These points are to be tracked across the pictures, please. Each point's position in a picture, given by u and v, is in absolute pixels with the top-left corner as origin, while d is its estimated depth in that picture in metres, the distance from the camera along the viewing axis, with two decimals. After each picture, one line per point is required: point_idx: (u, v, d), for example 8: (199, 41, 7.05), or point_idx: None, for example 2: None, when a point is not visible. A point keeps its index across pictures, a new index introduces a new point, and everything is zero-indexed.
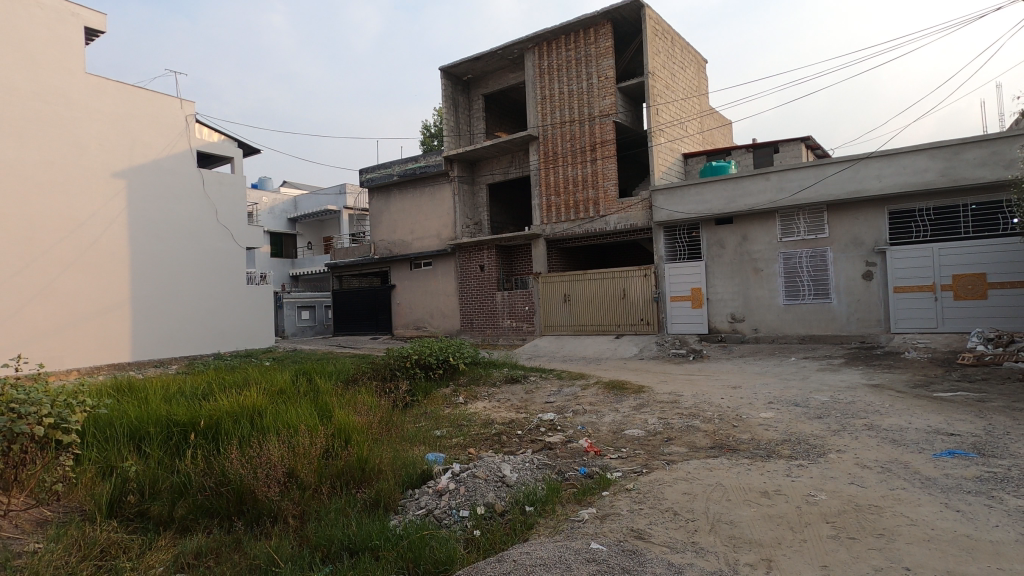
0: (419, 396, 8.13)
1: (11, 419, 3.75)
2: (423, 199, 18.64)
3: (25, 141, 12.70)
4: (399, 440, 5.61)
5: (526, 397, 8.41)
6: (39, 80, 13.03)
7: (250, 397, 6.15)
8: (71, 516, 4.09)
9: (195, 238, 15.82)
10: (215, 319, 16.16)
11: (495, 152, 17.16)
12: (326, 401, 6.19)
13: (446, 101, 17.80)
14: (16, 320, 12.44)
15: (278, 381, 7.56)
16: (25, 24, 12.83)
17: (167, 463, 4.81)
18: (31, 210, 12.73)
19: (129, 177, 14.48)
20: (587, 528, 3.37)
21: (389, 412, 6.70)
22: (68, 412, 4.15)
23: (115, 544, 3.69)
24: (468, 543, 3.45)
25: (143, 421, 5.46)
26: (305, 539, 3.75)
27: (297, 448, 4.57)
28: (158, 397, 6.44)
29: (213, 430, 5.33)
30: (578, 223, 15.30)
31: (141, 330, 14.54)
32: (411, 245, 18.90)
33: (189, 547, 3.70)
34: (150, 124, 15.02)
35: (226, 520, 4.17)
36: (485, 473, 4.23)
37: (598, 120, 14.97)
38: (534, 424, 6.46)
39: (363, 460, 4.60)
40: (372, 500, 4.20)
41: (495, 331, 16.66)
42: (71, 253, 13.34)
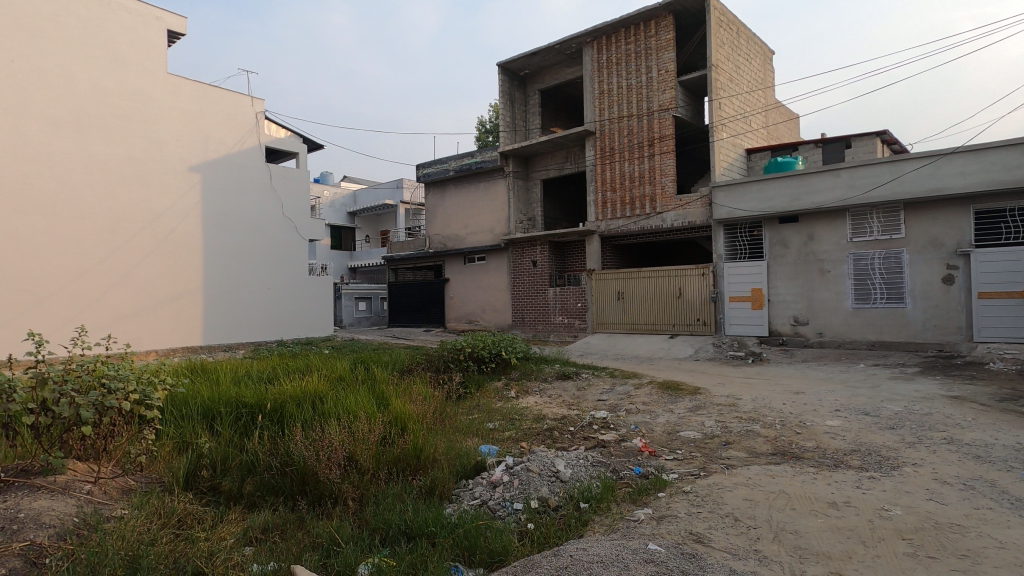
0: (471, 389, 8.23)
1: (102, 393, 4.13)
2: (477, 194, 18.82)
3: (112, 137, 13.69)
4: (452, 431, 5.69)
5: (577, 394, 8.36)
6: (126, 81, 13.99)
7: (312, 383, 6.41)
8: (151, 485, 4.39)
9: (262, 230, 16.58)
10: (278, 308, 16.87)
11: (550, 148, 17.08)
12: (384, 390, 6.37)
13: (503, 97, 17.87)
14: (102, 304, 13.42)
15: (337, 368, 7.85)
16: (114, 29, 13.82)
17: (237, 441, 5.08)
18: (117, 200, 13.70)
19: (203, 172, 15.34)
20: (644, 528, 3.31)
21: (443, 403, 6.81)
22: (151, 389, 4.53)
23: (190, 515, 3.92)
24: (522, 537, 3.46)
25: (215, 402, 5.78)
26: (365, 521, 3.86)
27: (356, 434, 4.70)
28: (227, 380, 6.82)
29: (278, 413, 5.57)
30: (633, 220, 15.05)
31: (211, 316, 15.37)
32: (465, 240, 19.11)
33: (257, 522, 3.89)
34: (224, 121, 15.87)
35: (290, 499, 4.36)
36: (539, 468, 4.25)
37: (656, 115, 14.65)
38: (586, 422, 6.41)
39: (419, 449, 4.69)
40: (427, 488, 4.30)
41: (546, 328, 16.64)
42: (151, 242, 14.27)
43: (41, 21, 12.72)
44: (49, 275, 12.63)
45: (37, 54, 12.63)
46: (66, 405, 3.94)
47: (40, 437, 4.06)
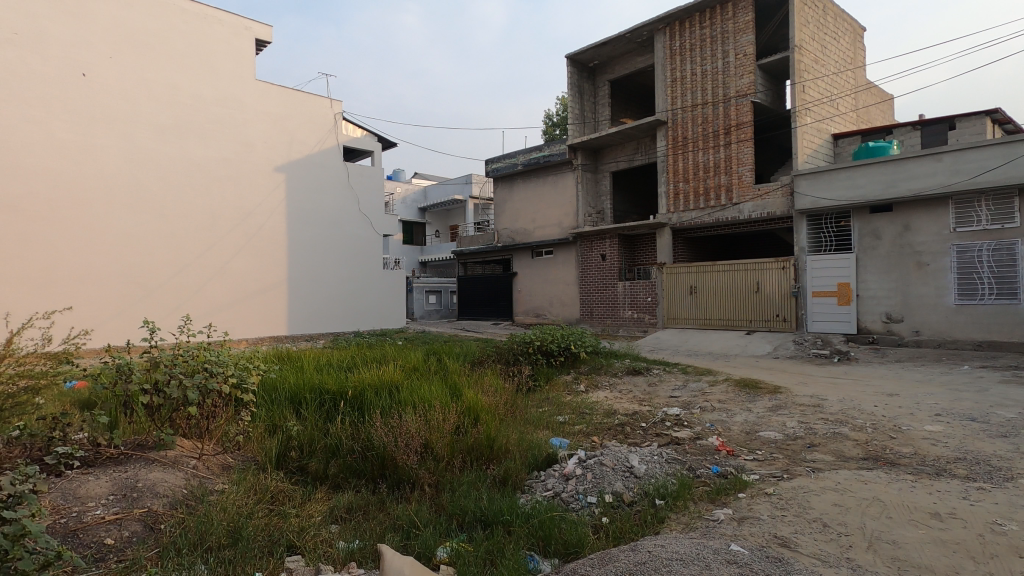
0: (541, 381, 8.27)
1: (206, 376, 4.62)
2: (546, 188, 18.80)
3: (207, 141, 14.78)
4: (523, 423, 5.75)
5: (648, 389, 8.19)
6: (219, 88, 15.06)
7: (389, 372, 6.68)
8: (247, 462, 4.72)
9: (341, 226, 17.39)
10: (355, 301, 17.64)
11: (620, 139, 16.76)
12: (456, 381, 6.55)
13: (572, 89, 17.71)
14: (201, 296, 14.53)
15: (412, 358, 8.12)
16: (208, 40, 14.89)
17: (321, 424, 5.37)
18: (212, 199, 14.79)
19: (287, 172, 16.28)
20: (724, 529, 3.22)
21: (513, 394, 6.90)
22: (246, 373, 4.98)
23: (282, 492, 4.18)
24: (596, 530, 3.45)
25: (301, 388, 6.14)
26: (441, 507, 3.99)
27: (432, 422, 4.85)
28: (311, 367, 7.23)
29: (358, 400, 5.86)
30: (707, 211, 14.52)
31: (295, 307, 16.32)
32: (533, 233, 19.17)
33: (342, 502, 4.10)
34: (306, 123, 16.75)
35: (371, 481, 4.57)
36: (612, 462, 4.24)
37: (733, 101, 14.02)
38: (659, 418, 6.29)
39: (492, 439, 4.79)
40: (501, 477, 4.38)
41: (616, 322, 16.43)
42: (242, 238, 15.31)
43: (147, 35, 13.89)
44: (156, 269, 13.83)
45: (143, 67, 13.82)
46: (175, 386, 4.44)
47: (154, 415, 4.56)
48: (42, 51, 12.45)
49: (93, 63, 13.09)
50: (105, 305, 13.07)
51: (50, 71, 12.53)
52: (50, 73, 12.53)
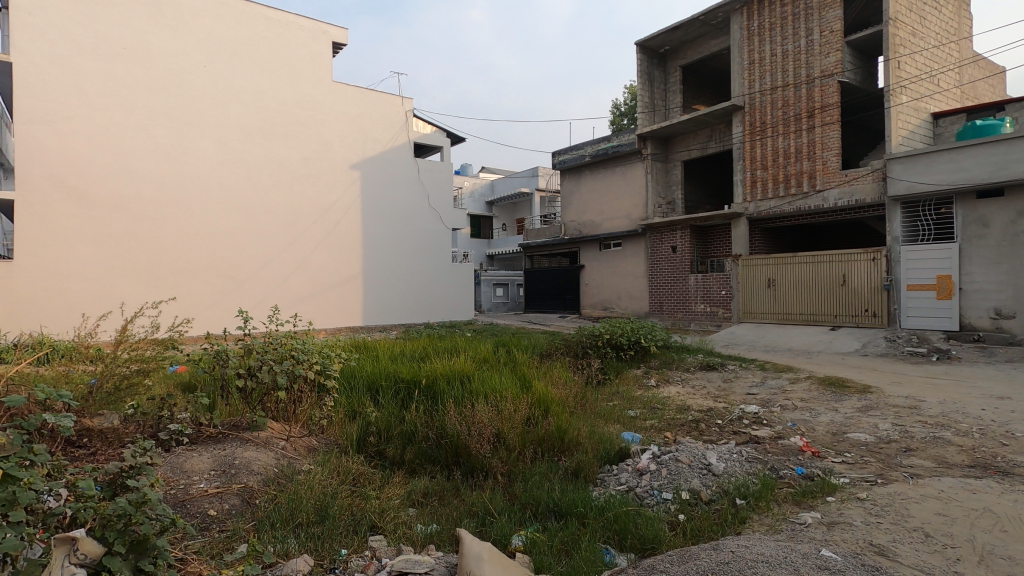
0: (611, 375, 8.14)
1: (293, 363, 4.98)
2: (614, 179, 18.48)
3: (290, 142, 15.63)
4: (593, 416, 5.71)
5: (723, 386, 7.91)
6: (300, 90, 15.87)
7: (460, 363, 6.80)
8: (330, 445, 4.93)
9: (411, 220, 17.89)
10: (425, 293, 18.11)
11: (692, 127, 16.17)
12: (526, 372, 6.57)
13: (642, 77, 17.28)
14: (284, 288, 15.39)
15: (482, 350, 8.23)
16: (290, 46, 15.72)
17: (397, 411, 5.55)
18: (294, 197, 15.63)
19: (362, 169, 16.93)
20: (812, 533, 3.06)
21: (583, 387, 6.86)
22: (329, 361, 5.32)
23: (363, 474, 4.35)
24: (673, 527, 3.38)
25: (378, 376, 6.39)
26: (515, 496, 4.03)
27: (504, 412, 4.90)
28: (386, 357, 7.50)
29: (432, 389, 6.03)
30: (788, 200, 13.77)
31: (370, 299, 16.97)
32: (600, 226, 18.92)
33: (419, 487, 4.23)
34: (379, 121, 17.35)
35: (445, 468, 4.67)
36: (689, 459, 4.15)
37: (818, 82, 13.17)
38: (736, 415, 6.05)
39: (563, 431, 4.79)
40: (573, 469, 4.37)
41: (687, 316, 15.96)
42: (321, 233, 16.08)
43: (236, 44, 14.86)
44: (246, 263, 14.82)
45: (232, 74, 14.80)
46: (267, 371, 4.82)
47: (247, 398, 4.93)
48: (146, 63, 13.58)
49: (189, 73, 14.16)
50: (203, 296, 14.17)
51: (152, 81, 13.65)
52: (152, 83, 13.64)
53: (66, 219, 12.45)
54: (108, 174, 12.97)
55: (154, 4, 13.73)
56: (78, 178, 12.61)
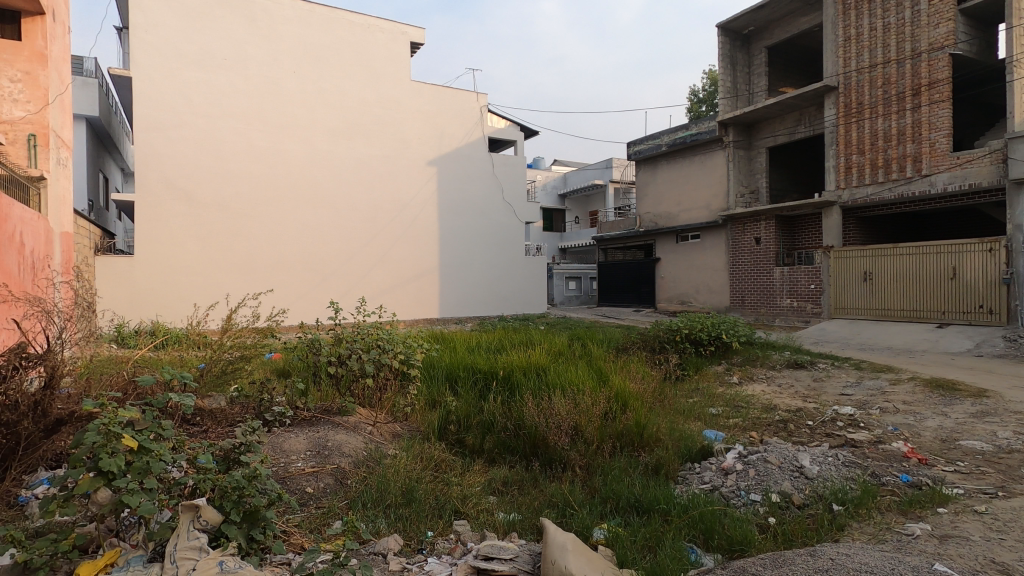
0: (690, 371, 7.89)
1: (381, 352, 5.36)
2: (693, 168, 17.83)
3: (371, 140, 16.30)
4: (673, 412, 5.57)
5: (813, 385, 7.46)
6: (381, 91, 16.49)
7: (536, 355, 6.84)
8: (413, 432, 5.09)
9: (485, 214, 18.15)
10: (499, 286, 18.35)
11: (779, 111, 15.26)
12: (602, 366, 6.50)
13: (723, 60, 16.53)
14: (367, 281, 16.09)
15: (557, 343, 8.22)
16: (371, 48, 16.36)
17: (476, 401, 5.66)
18: (375, 193, 16.29)
19: (439, 165, 17.36)
20: (922, 545, 2.83)
21: (661, 383, 6.69)
22: (412, 352, 5.62)
23: (444, 461, 4.47)
24: (762, 530, 3.25)
25: (456, 366, 6.55)
26: (594, 490, 4.01)
27: (582, 406, 4.87)
28: (464, 348, 7.67)
29: (509, 380, 6.11)
30: (888, 186, 12.72)
31: (446, 292, 17.41)
32: (678, 217, 18.34)
33: (499, 476, 4.29)
34: (455, 118, 17.70)
35: (523, 459, 4.71)
36: (779, 460, 3.99)
37: (925, 57, 12.05)
38: (829, 417, 5.70)
39: (642, 426, 4.71)
40: (654, 466, 4.30)
41: (771, 311, 15.20)
42: (400, 228, 16.66)
43: (322, 50, 15.67)
44: (332, 256, 15.64)
45: (319, 78, 15.62)
46: (356, 360, 5.23)
47: (337, 384, 5.28)
48: (243, 72, 14.62)
49: (281, 78, 15.10)
50: (296, 288, 15.11)
51: (249, 88, 14.67)
52: (248, 90, 14.66)
53: (176, 218, 13.66)
54: (211, 175, 14.10)
55: (250, 16, 14.74)
56: (186, 181, 13.79)
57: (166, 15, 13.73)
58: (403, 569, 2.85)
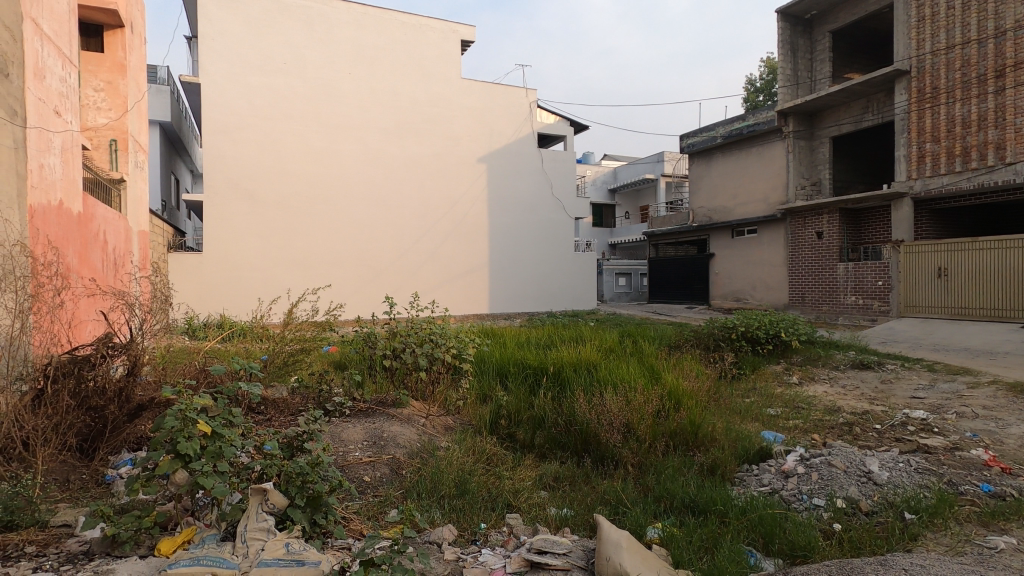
0: (746, 370, 7.63)
1: (434, 347, 5.48)
2: (750, 160, 17.21)
3: (422, 139, 16.58)
4: (728, 412, 5.41)
5: (880, 387, 7.08)
6: (432, 89, 16.73)
7: (587, 352, 6.78)
8: (465, 425, 5.16)
9: (534, 210, 18.15)
10: (548, 282, 18.32)
11: (844, 99, 14.51)
12: (655, 364, 6.38)
13: (783, 47, 15.86)
14: (418, 277, 16.39)
15: (608, 340, 8.13)
16: (422, 47, 16.61)
17: (527, 396, 5.67)
18: (426, 190, 16.57)
19: (488, 162, 17.47)
20: (1007, 559, 2.65)
21: (716, 381, 6.51)
22: (464, 346, 5.71)
23: (496, 455, 4.51)
24: (826, 536, 3.12)
25: (506, 361, 6.58)
26: (647, 488, 3.95)
27: (634, 403, 4.79)
28: (513, 344, 7.69)
29: (559, 376, 6.10)
30: (966, 176, 11.89)
31: (496, 288, 17.52)
32: (733, 211, 17.76)
33: (550, 471, 4.29)
34: (504, 114, 17.77)
35: (574, 455, 4.69)
36: (845, 465, 3.83)
37: (1009, 36, 11.23)
38: (898, 420, 5.39)
39: (696, 426, 4.60)
40: (709, 466, 4.20)
41: (834, 309, 14.55)
42: (451, 224, 16.88)
43: (375, 51, 16.05)
44: (385, 253, 16.02)
45: (373, 79, 16.02)
46: (410, 353, 5.39)
47: (391, 376, 5.44)
48: (301, 76, 15.17)
49: (337, 81, 15.58)
50: (352, 284, 15.58)
51: (306, 91, 15.21)
52: (306, 92, 15.20)
53: (240, 217, 14.34)
54: (272, 176, 14.72)
55: (308, 21, 15.28)
56: (249, 181, 14.45)
57: (231, 23, 14.42)
58: (458, 559, 2.90)
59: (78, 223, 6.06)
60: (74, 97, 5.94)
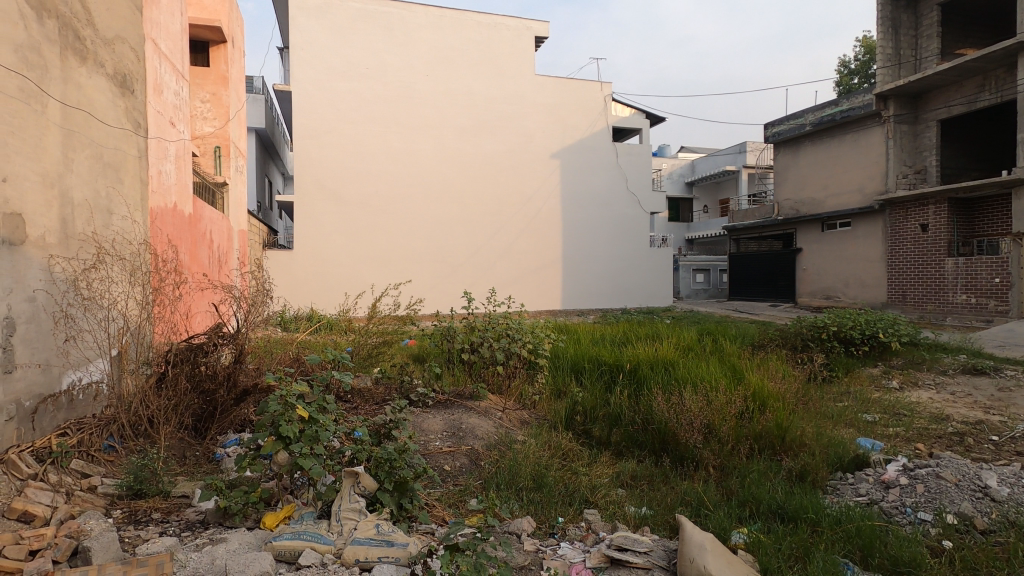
0: (839, 372, 7.13)
1: (511, 342, 5.61)
2: (843, 148, 16.05)
3: (497, 136, 16.80)
4: (818, 416, 5.12)
5: (997, 395, 6.40)
6: (506, 87, 16.89)
7: (664, 350, 6.61)
8: (541, 420, 5.18)
9: (608, 205, 17.91)
10: (623, 278, 18.02)
11: (955, 78, 13.18)
12: (738, 364, 6.11)
13: (882, 24, 14.65)
14: (493, 272, 16.64)
15: (686, 338, 7.88)
16: (497, 46, 16.80)
17: (602, 393, 5.61)
18: (500, 186, 16.78)
19: (562, 157, 17.42)
20: None
21: (805, 384, 6.14)
22: (540, 342, 5.76)
23: (572, 450, 4.51)
24: (934, 553, 2.88)
25: (581, 358, 6.55)
26: (731, 492, 3.81)
27: (716, 403, 4.61)
28: (588, 341, 7.63)
29: (636, 374, 5.99)
30: None
31: (569, 284, 17.46)
32: (823, 203, 16.66)
33: (627, 469, 4.23)
34: (578, 109, 17.63)
35: (652, 454, 4.59)
36: (956, 478, 3.53)
37: None
38: (1019, 432, 4.86)
39: (784, 429, 4.39)
40: (798, 472, 3.99)
41: (941, 309, 13.32)
42: (525, 221, 17.00)
43: (451, 51, 16.42)
44: (461, 249, 16.39)
45: (449, 79, 16.40)
46: (487, 348, 5.53)
47: (469, 370, 5.60)
48: (382, 80, 15.80)
49: (415, 82, 16.09)
50: (430, 279, 16.08)
51: (387, 94, 15.82)
52: (386, 95, 15.82)
53: (327, 216, 15.16)
54: (355, 176, 15.44)
55: (389, 26, 15.87)
56: (334, 182, 15.24)
57: (319, 32, 15.23)
58: (537, 551, 2.94)
59: (189, 223, 6.65)
60: (186, 108, 6.52)
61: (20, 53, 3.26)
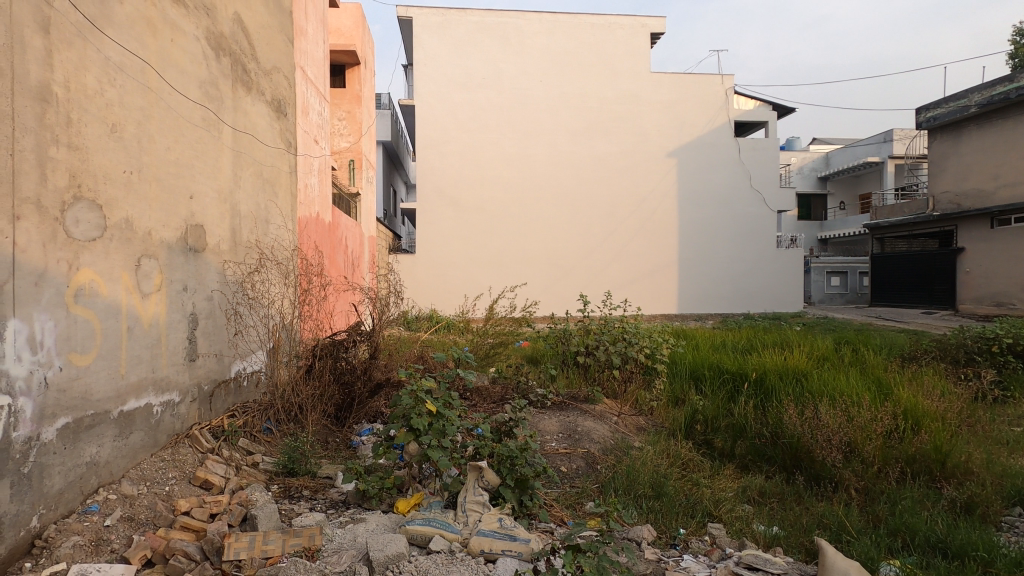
0: (1015, 393, 6.11)
1: (627, 346, 5.57)
2: (1020, 131, 13.82)
3: (610, 137, 16.60)
4: (989, 441, 4.44)
5: None
6: (620, 86, 16.64)
7: (795, 359, 6.12)
8: (658, 427, 5.01)
9: (730, 204, 16.93)
10: (745, 281, 16.94)
11: None
12: (884, 377, 5.48)
13: None
14: (605, 275, 16.44)
15: (820, 347, 7.22)
16: (610, 45, 16.60)
17: (725, 402, 5.31)
18: (613, 188, 16.55)
19: (679, 156, 16.78)
20: None
21: (970, 404, 5.34)
22: (658, 347, 5.63)
23: (692, 460, 4.32)
24: None
25: (699, 365, 6.25)
26: (878, 518, 3.44)
27: (858, 420, 4.18)
28: (708, 347, 7.27)
29: (762, 384, 5.60)
30: None
31: (686, 288, 16.75)
32: (993, 196, 14.46)
33: (754, 484, 3.97)
34: (696, 104, 16.89)
35: (782, 470, 4.24)
36: None
37: None
38: None
39: (943, 453, 3.88)
40: (963, 503, 3.51)
41: None
42: (638, 222, 16.60)
43: (564, 55, 16.52)
44: (573, 252, 16.40)
45: (562, 83, 16.52)
46: (602, 351, 5.54)
47: (585, 373, 5.63)
48: (497, 88, 16.30)
49: (528, 88, 16.41)
50: (542, 282, 16.29)
51: (501, 101, 16.29)
52: (502, 103, 16.29)
53: (446, 221, 15.94)
54: (472, 182, 16.07)
55: (504, 36, 16.35)
56: (453, 188, 15.99)
57: (439, 48, 16.08)
58: (659, 560, 2.87)
59: (329, 230, 7.33)
60: (328, 126, 7.20)
61: (204, 87, 3.82)
